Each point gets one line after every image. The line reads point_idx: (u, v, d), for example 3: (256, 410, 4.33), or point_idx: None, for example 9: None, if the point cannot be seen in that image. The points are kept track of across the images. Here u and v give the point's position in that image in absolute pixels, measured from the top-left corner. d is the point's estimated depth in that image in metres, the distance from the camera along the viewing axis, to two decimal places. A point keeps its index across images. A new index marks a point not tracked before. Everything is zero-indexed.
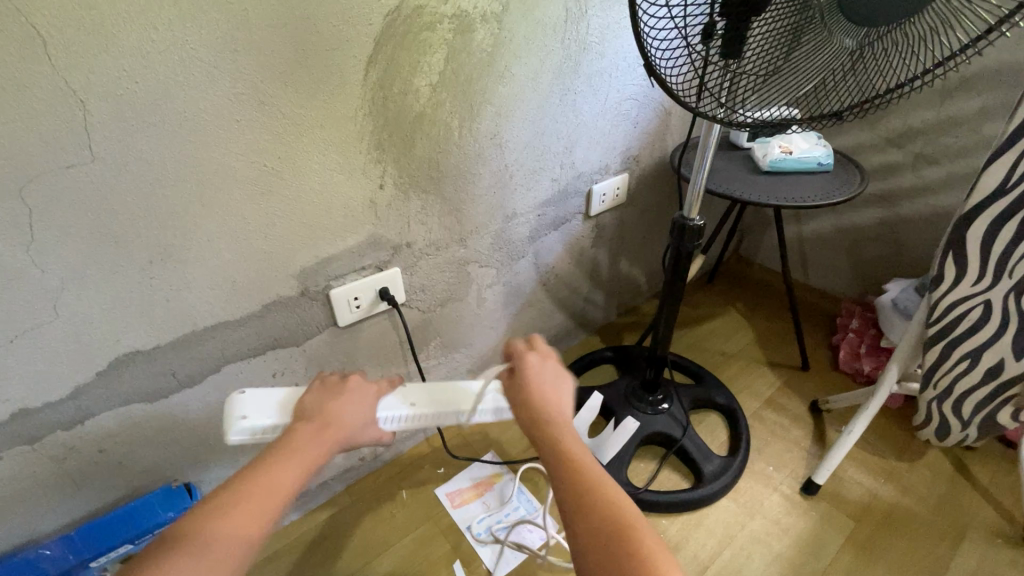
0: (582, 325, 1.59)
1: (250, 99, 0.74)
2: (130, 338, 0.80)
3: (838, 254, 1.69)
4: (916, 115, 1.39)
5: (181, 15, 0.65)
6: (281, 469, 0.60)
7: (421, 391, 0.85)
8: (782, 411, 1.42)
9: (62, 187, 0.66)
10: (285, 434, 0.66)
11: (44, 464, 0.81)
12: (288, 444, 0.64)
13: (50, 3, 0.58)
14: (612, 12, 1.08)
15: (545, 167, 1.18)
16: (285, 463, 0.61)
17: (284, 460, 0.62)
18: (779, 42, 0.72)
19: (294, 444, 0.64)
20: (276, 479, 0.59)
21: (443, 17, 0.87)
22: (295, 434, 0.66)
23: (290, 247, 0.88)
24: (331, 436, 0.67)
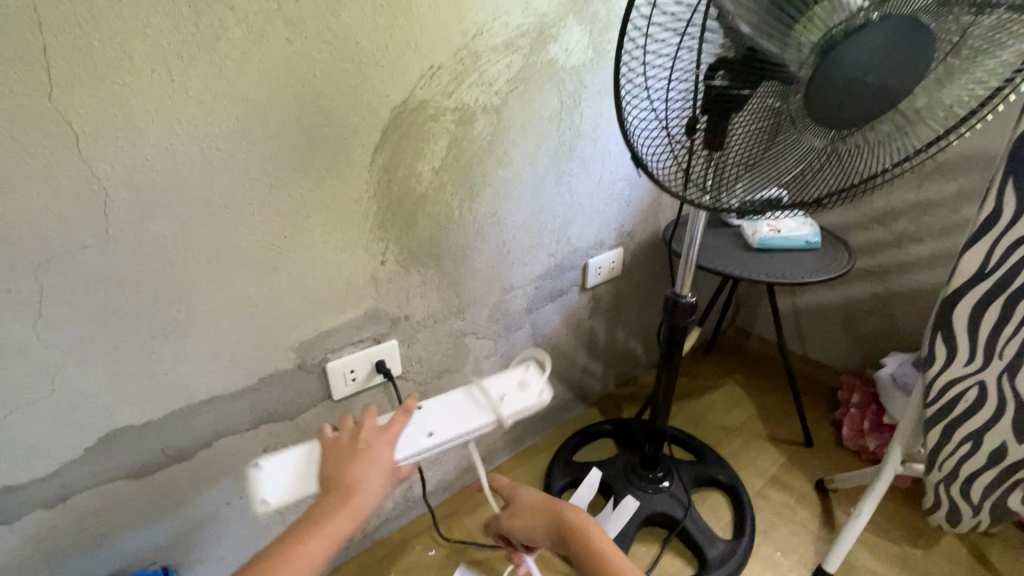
0: (580, 397, 1.57)
1: (261, 184, 0.79)
2: (124, 412, 0.79)
3: (833, 327, 1.70)
4: (897, 196, 1.46)
5: (205, 112, 0.71)
6: (335, 514, 0.69)
7: (435, 413, 0.88)
8: (787, 490, 1.38)
9: (76, 267, 0.69)
10: (325, 480, 0.74)
11: (20, 545, 0.78)
12: (333, 488, 0.72)
13: (86, 103, 0.64)
14: (604, 103, 1.17)
15: (542, 243, 1.22)
16: (334, 507, 0.70)
17: (335, 507, 0.70)
18: (759, 137, 0.76)
19: (339, 488, 0.72)
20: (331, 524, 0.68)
21: (446, 109, 0.94)
22: (331, 477, 0.73)
23: (291, 321, 0.90)
24: (368, 476, 0.73)
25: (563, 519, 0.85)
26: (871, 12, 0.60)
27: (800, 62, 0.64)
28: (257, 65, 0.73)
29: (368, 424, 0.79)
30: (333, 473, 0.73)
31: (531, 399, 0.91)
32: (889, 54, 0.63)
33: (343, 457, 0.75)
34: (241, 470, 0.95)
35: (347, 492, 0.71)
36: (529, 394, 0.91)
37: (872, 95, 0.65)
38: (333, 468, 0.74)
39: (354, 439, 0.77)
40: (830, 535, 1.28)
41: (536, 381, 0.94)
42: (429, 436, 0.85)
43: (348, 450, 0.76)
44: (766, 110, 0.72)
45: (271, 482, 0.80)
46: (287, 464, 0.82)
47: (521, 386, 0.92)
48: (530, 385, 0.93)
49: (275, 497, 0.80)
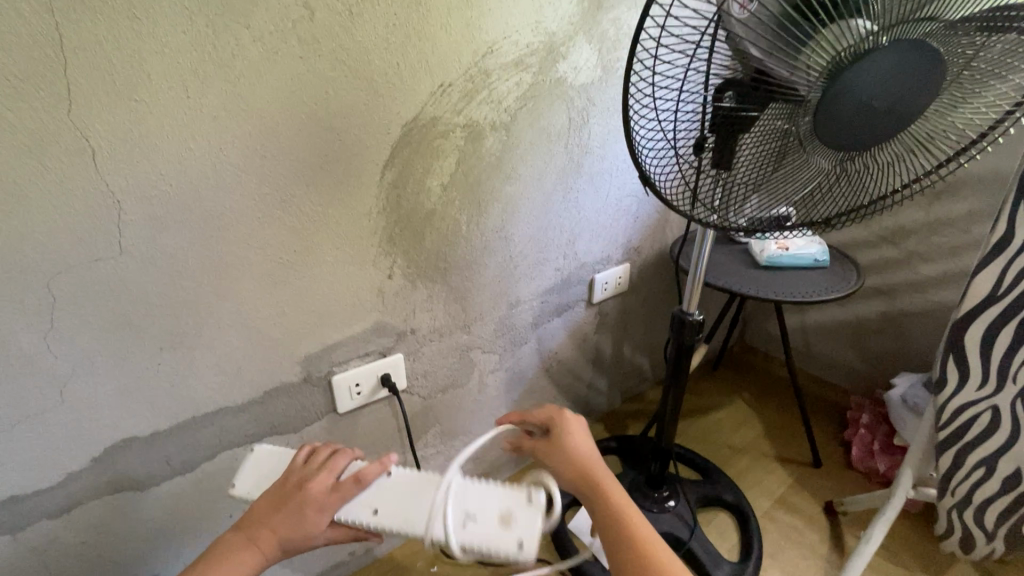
0: (585, 412, 1.56)
1: (273, 199, 0.80)
2: (129, 424, 0.80)
3: (842, 345, 1.69)
4: (907, 215, 1.45)
5: (219, 129, 0.72)
6: (233, 558, 0.68)
7: (393, 495, 0.76)
8: (796, 512, 1.35)
9: (88, 279, 0.70)
10: (248, 516, 0.72)
11: (23, 556, 0.78)
12: (246, 530, 0.70)
13: (104, 120, 0.65)
14: (612, 120, 1.18)
15: (548, 258, 1.22)
16: (236, 551, 0.69)
17: (236, 550, 0.69)
18: (768, 157, 0.76)
19: (251, 529, 0.70)
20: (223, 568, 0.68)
21: (456, 126, 0.95)
22: (256, 515, 0.71)
23: (298, 335, 0.90)
24: (282, 525, 0.70)
25: (592, 473, 0.78)
26: (880, 37, 0.60)
27: (808, 84, 0.63)
28: (272, 83, 0.74)
29: (317, 478, 0.74)
30: (257, 514, 0.71)
31: (504, 546, 0.72)
32: (896, 79, 0.63)
33: (276, 500, 0.72)
34: (244, 483, 0.95)
35: (254, 537, 0.70)
36: (505, 540, 0.72)
37: (878, 119, 0.66)
38: (261, 510, 0.72)
39: (298, 483, 0.74)
40: (839, 559, 1.25)
41: (529, 524, 0.74)
42: (372, 515, 0.74)
43: (285, 492, 0.73)
44: (776, 131, 0.72)
45: (250, 471, 0.80)
46: (271, 467, 0.81)
47: (502, 522, 0.73)
48: (517, 525, 0.73)
49: (242, 490, 0.79)
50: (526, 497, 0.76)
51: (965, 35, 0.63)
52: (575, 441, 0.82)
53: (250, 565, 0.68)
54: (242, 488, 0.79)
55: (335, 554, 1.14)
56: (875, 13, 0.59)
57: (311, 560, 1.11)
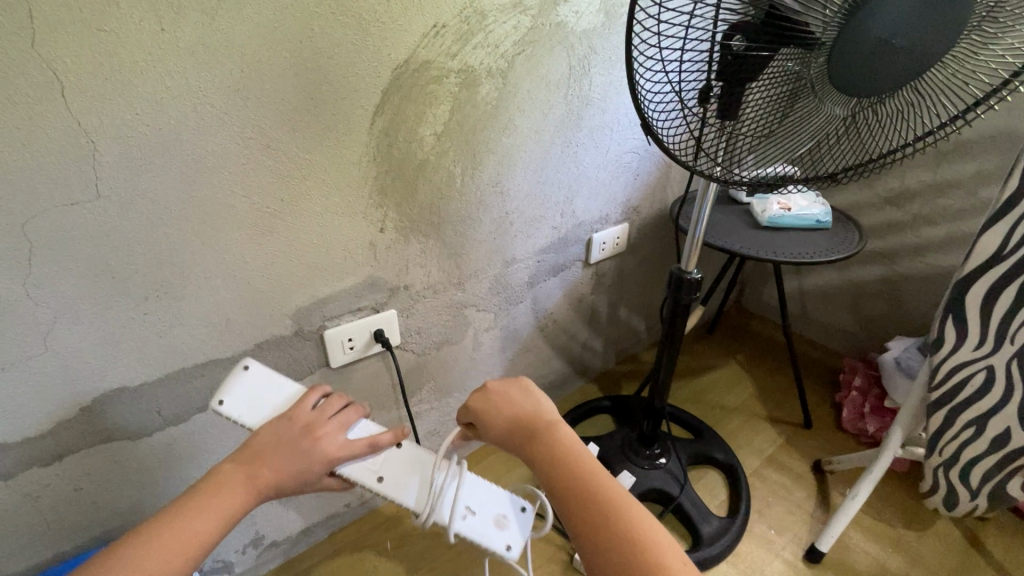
0: (580, 373, 1.56)
1: (257, 143, 0.76)
2: (117, 374, 0.79)
3: (839, 309, 1.68)
4: (913, 176, 1.42)
5: (198, 65, 0.68)
6: (230, 492, 0.63)
7: (403, 466, 0.75)
8: (784, 470, 1.38)
9: (66, 224, 0.68)
10: (247, 449, 0.67)
11: (17, 502, 0.79)
12: (248, 463, 0.65)
13: (71, 51, 0.61)
14: (614, 70, 1.12)
15: (545, 216, 1.19)
16: (236, 485, 0.64)
17: (237, 485, 0.64)
18: (776, 107, 0.73)
19: (253, 465, 0.65)
20: (221, 501, 0.63)
21: (450, 71, 0.90)
22: (256, 452, 0.66)
23: (288, 287, 0.89)
24: (295, 471, 0.66)
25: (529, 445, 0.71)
26: None
27: (823, 24, 0.60)
28: (253, 18, 0.69)
29: (332, 428, 0.70)
30: (260, 452, 0.66)
31: (496, 545, 0.74)
32: (919, 15, 0.59)
33: (281, 438, 0.67)
34: (238, 435, 0.95)
35: (256, 475, 0.65)
36: (498, 541, 0.74)
37: (898, 60, 0.62)
38: (264, 444, 0.67)
39: (306, 429, 0.69)
40: (825, 515, 1.28)
41: (521, 531, 0.76)
42: (375, 480, 0.73)
43: (292, 438, 0.68)
44: (785, 74, 0.68)
45: (238, 393, 0.73)
46: (268, 391, 0.74)
47: (495, 526, 0.75)
48: (508, 530, 0.75)
49: (227, 409, 0.72)
50: (518, 504, 0.78)
51: None
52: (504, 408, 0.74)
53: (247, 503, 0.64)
54: (232, 412, 0.72)
55: (330, 505, 1.16)
56: None
57: (307, 511, 1.13)
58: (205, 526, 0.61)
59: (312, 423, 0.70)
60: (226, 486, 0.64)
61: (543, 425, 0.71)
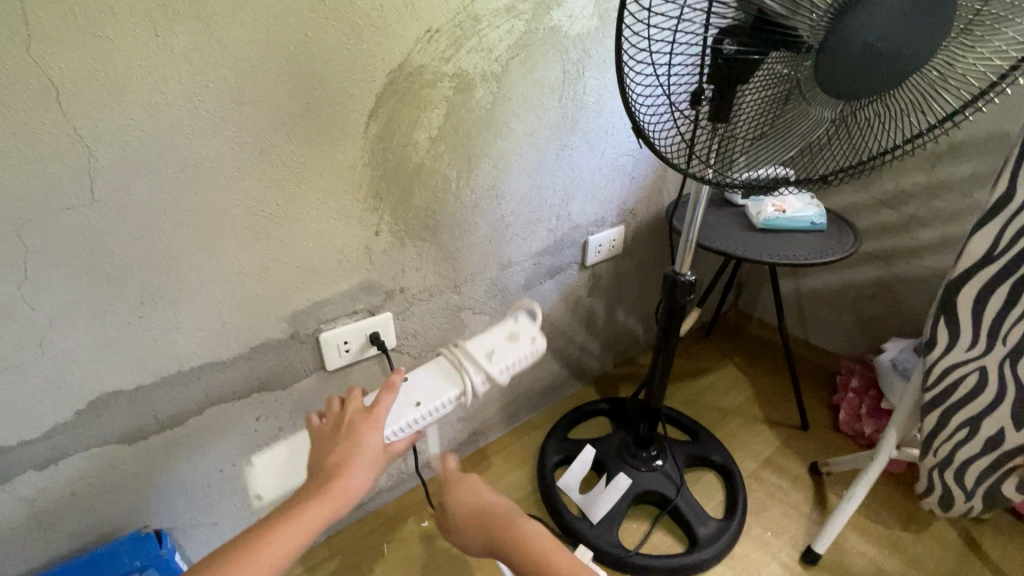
0: (577, 375, 1.57)
1: (252, 148, 0.77)
2: (113, 377, 0.79)
3: (836, 311, 1.68)
4: (908, 178, 1.42)
5: (193, 70, 0.69)
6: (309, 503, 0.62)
7: (430, 375, 0.87)
8: (780, 472, 1.38)
9: (62, 228, 0.68)
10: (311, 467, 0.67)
11: (13, 506, 0.79)
12: (314, 478, 0.65)
13: (66, 58, 0.62)
14: (608, 74, 1.13)
15: (541, 219, 1.20)
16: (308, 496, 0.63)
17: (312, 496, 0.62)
18: (766, 109, 0.74)
19: (319, 474, 0.65)
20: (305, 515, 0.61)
21: (444, 76, 0.91)
22: (315, 466, 0.66)
23: (283, 290, 0.89)
24: (349, 460, 0.66)
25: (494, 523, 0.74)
26: None
27: (811, 27, 0.61)
28: (247, 23, 0.70)
29: (353, 406, 0.72)
30: (317, 462, 0.67)
31: (527, 349, 0.88)
32: (906, 19, 0.59)
33: (327, 444, 0.68)
34: (234, 438, 0.95)
35: (325, 478, 0.64)
36: (522, 346, 0.88)
37: (887, 63, 0.63)
38: (318, 457, 0.67)
39: (338, 424, 0.71)
40: (821, 517, 1.28)
41: (530, 328, 0.91)
42: (415, 407, 0.83)
43: (337, 435, 0.69)
44: (775, 78, 0.69)
45: (264, 477, 0.78)
46: (288, 459, 0.80)
47: (511, 341, 0.88)
48: (521, 335, 0.89)
49: (267, 496, 0.78)
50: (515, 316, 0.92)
51: None
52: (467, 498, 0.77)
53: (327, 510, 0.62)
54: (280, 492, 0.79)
55: None
56: None
57: None
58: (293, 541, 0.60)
59: (343, 413, 0.72)
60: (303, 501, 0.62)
61: (503, 519, 0.74)
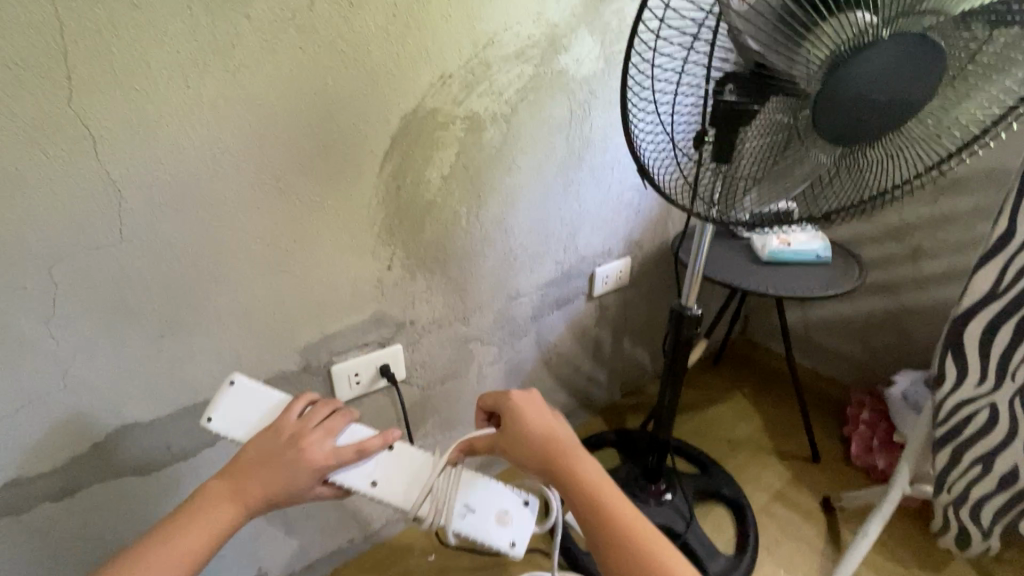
0: (584, 405, 1.56)
1: (271, 188, 0.80)
2: (130, 409, 0.81)
3: (844, 341, 1.68)
4: (911, 211, 1.44)
5: (219, 117, 0.73)
6: (216, 508, 0.65)
7: (405, 471, 0.77)
8: (792, 506, 1.36)
9: (90, 265, 0.71)
10: (232, 465, 0.68)
11: (27, 537, 0.80)
12: (234, 480, 0.66)
13: (103, 107, 0.65)
14: (614, 113, 1.17)
15: (549, 251, 1.22)
16: (218, 502, 0.65)
17: (222, 501, 0.65)
18: (768, 152, 0.76)
19: (238, 480, 0.66)
20: (209, 519, 0.64)
21: (456, 117, 0.94)
22: (240, 465, 0.67)
23: (297, 323, 0.91)
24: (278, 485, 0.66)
25: (559, 450, 0.71)
26: (882, 30, 0.59)
27: (809, 78, 0.63)
28: (271, 73, 0.74)
29: (316, 433, 0.70)
30: (243, 465, 0.67)
31: (498, 542, 0.77)
32: (900, 71, 0.62)
33: (265, 450, 0.68)
34: None
35: (241, 488, 0.66)
36: (497, 537, 0.78)
37: (883, 111, 0.66)
38: (249, 458, 0.67)
39: (292, 437, 0.69)
40: (835, 554, 1.26)
41: (524, 523, 0.80)
42: (370, 484, 0.76)
43: (277, 449, 0.68)
44: (775, 123, 0.72)
45: (226, 409, 0.74)
46: (253, 407, 0.75)
47: (496, 521, 0.78)
48: (512, 527, 0.79)
49: (217, 423, 0.73)
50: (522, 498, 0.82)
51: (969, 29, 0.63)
52: (530, 416, 0.75)
53: (231, 521, 0.65)
54: (224, 428, 0.73)
55: (334, 540, 1.16)
56: (875, 6, 0.59)
57: (310, 547, 1.13)
58: (195, 544, 0.63)
59: (296, 433, 0.69)
60: (214, 502, 0.65)
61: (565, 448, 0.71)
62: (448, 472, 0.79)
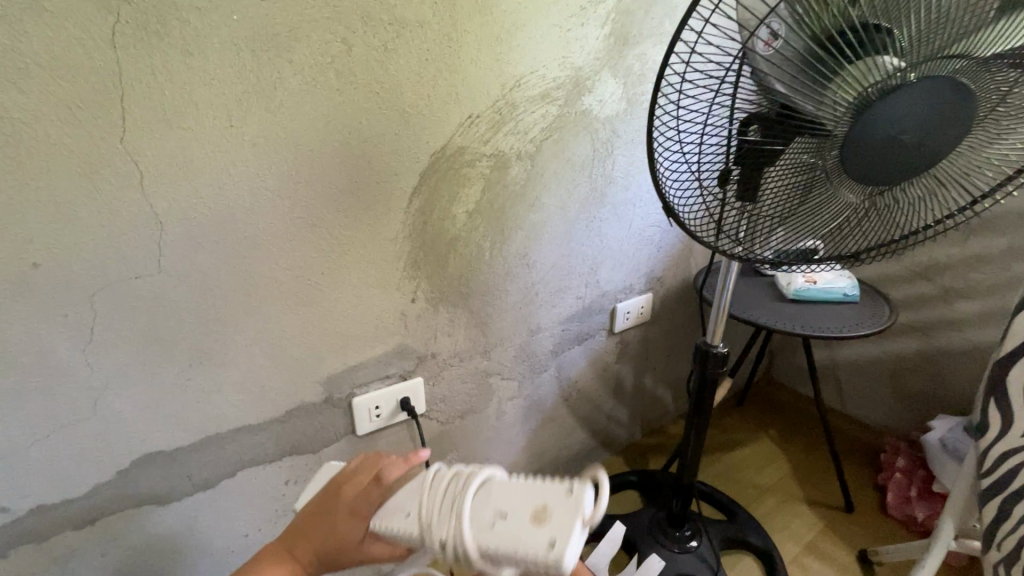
0: (605, 445, 1.53)
1: (304, 222, 0.83)
2: (155, 438, 0.82)
3: (875, 384, 1.62)
4: (941, 250, 1.41)
5: (258, 155, 0.76)
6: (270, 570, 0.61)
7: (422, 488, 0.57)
8: (826, 559, 1.29)
9: (128, 294, 0.73)
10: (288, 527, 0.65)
11: (47, 566, 0.80)
12: (288, 540, 0.63)
13: (152, 145, 0.69)
14: (636, 151, 1.19)
15: (570, 286, 1.22)
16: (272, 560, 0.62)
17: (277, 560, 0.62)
18: (793, 192, 0.76)
19: (291, 539, 0.63)
20: None
21: (482, 156, 0.97)
22: (296, 526, 0.64)
23: (321, 355, 0.92)
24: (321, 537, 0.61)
25: None
26: (909, 73, 0.60)
27: (835, 118, 0.63)
28: (309, 113, 0.78)
29: (352, 475, 0.64)
30: (296, 524, 0.64)
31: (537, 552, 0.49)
32: (924, 114, 0.63)
33: (318, 503, 0.63)
34: (261, 501, 0.95)
35: (294, 548, 0.62)
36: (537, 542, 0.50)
37: (909, 153, 0.66)
38: (301, 517, 0.64)
39: (332, 489, 0.64)
40: None
41: (569, 522, 0.50)
42: (404, 516, 0.55)
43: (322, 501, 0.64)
44: (800, 163, 0.71)
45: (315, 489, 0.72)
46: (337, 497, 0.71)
47: (531, 524, 0.50)
48: (554, 521, 0.50)
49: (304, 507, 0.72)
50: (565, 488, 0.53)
51: (997, 71, 0.62)
52: None
53: None
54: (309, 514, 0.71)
55: None
56: (903, 50, 0.59)
57: None
58: None
59: (337, 482, 0.65)
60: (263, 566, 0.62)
61: None
62: (454, 496, 0.54)
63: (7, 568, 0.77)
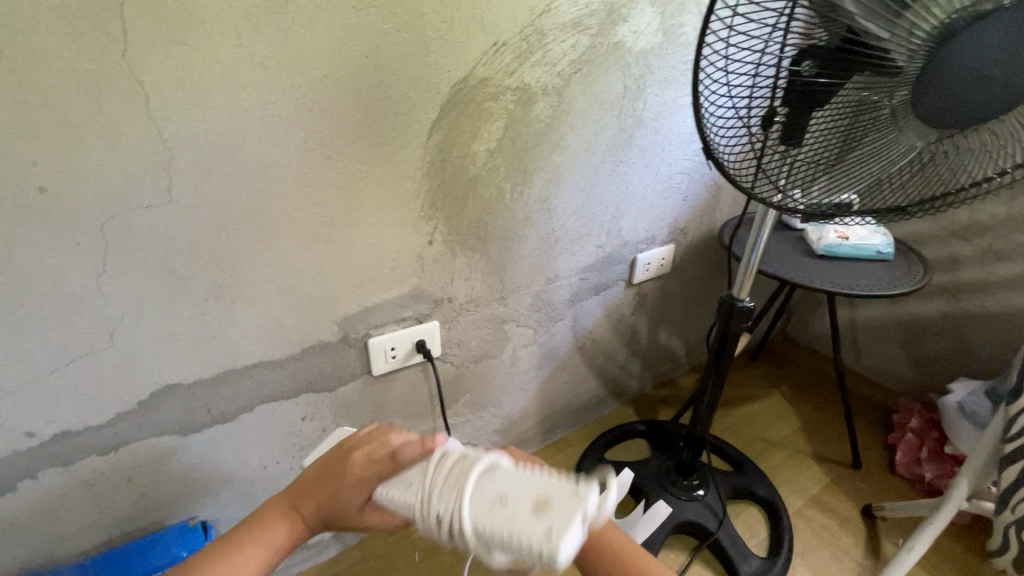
0: (616, 395, 1.53)
1: (318, 154, 0.78)
2: (174, 370, 0.82)
3: (894, 345, 1.59)
4: (985, 209, 1.33)
5: (270, 79, 0.71)
6: (275, 525, 0.60)
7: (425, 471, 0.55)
8: (829, 513, 1.31)
9: (139, 225, 0.71)
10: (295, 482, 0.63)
11: (75, 488, 0.82)
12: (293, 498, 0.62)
13: (159, 64, 0.64)
14: (670, 90, 1.11)
15: (591, 234, 1.18)
16: (272, 521, 0.61)
17: (280, 514, 0.61)
18: (839, 135, 0.69)
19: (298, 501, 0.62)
20: (264, 538, 0.59)
21: (506, 88, 0.90)
22: (302, 483, 0.63)
23: (336, 294, 0.90)
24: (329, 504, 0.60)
25: None
26: None
27: (909, 52, 0.57)
28: (324, 34, 0.72)
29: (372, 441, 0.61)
30: (306, 480, 0.62)
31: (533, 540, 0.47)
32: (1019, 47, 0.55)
33: (324, 466, 0.62)
34: (279, 436, 0.97)
35: (301, 507, 0.61)
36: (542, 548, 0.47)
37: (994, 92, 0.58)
38: (311, 483, 0.62)
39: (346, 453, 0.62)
40: (873, 563, 1.21)
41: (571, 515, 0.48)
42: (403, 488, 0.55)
43: (337, 460, 0.62)
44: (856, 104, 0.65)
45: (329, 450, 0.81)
46: None
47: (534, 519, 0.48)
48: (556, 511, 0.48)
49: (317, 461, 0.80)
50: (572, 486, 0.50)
51: None
52: None
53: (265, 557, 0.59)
54: None
55: None
56: None
57: None
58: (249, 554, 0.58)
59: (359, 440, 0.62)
60: (266, 523, 0.61)
61: None
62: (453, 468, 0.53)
63: (39, 488, 0.79)
